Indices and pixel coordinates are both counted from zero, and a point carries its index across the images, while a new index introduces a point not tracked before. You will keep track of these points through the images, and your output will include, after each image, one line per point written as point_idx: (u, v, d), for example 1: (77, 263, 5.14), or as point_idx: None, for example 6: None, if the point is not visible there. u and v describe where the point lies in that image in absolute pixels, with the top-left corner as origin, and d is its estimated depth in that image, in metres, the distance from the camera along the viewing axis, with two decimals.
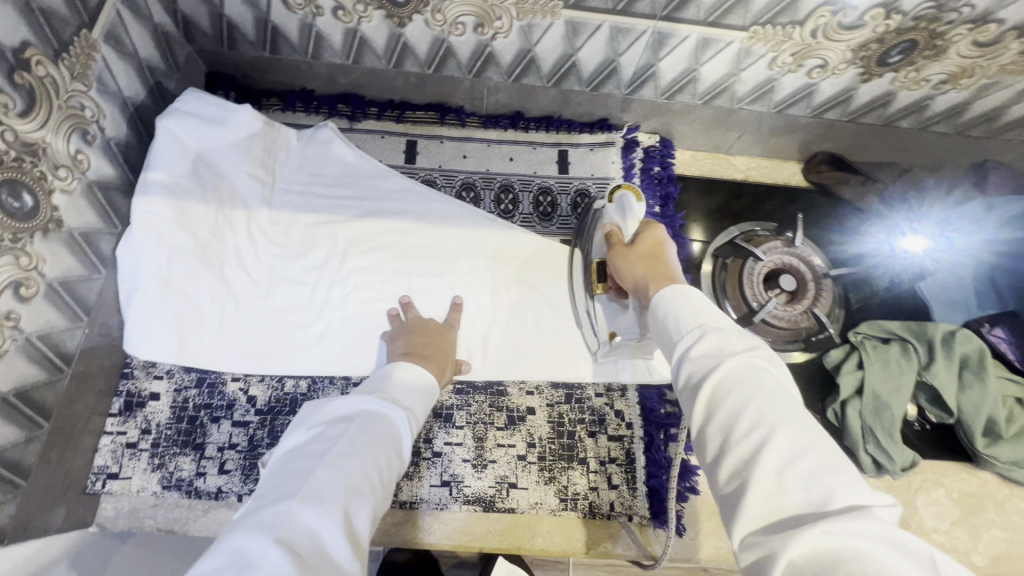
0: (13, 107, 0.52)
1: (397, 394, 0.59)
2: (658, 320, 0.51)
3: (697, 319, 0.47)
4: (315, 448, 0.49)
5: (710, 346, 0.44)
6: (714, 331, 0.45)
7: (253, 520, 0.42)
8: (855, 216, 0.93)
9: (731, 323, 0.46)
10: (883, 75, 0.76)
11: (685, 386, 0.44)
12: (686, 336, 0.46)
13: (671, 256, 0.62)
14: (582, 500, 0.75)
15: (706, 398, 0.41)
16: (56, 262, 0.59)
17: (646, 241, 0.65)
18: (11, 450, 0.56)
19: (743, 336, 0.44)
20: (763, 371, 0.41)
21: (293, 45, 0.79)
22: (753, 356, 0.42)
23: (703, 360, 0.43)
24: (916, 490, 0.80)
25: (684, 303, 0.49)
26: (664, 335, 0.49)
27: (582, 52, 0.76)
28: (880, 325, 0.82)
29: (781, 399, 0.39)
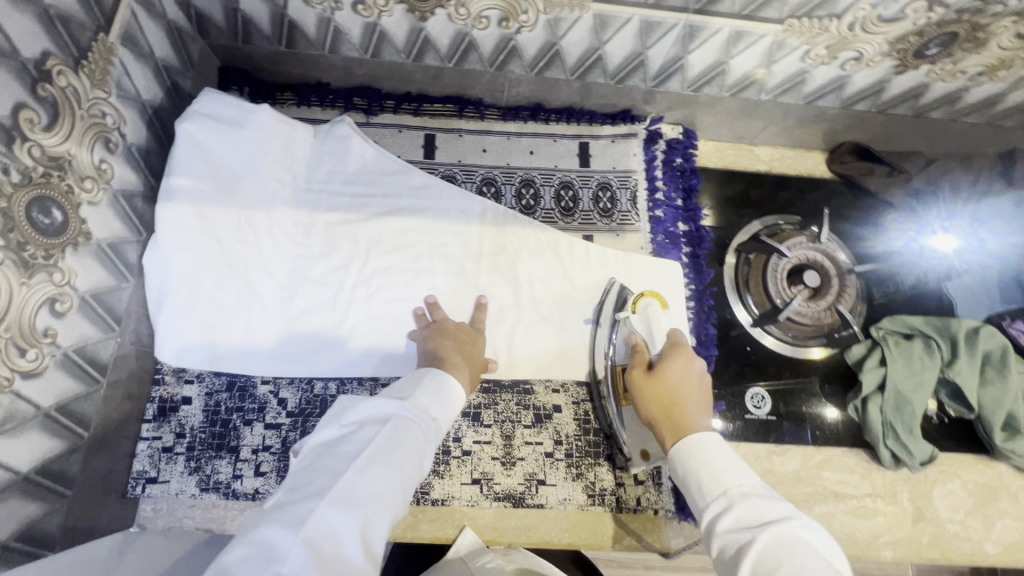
0: (38, 121, 0.51)
1: (429, 403, 0.58)
2: (682, 476, 0.57)
3: (719, 481, 0.53)
4: (348, 448, 0.48)
5: (741, 512, 0.50)
6: (740, 500, 0.51)
7: (284, 511, 0.42)
8: (886, 215, 0.91)
9: (750, 483, 0.53)
10: (919, 67, 0.74)
11: (727, 550, 0.48)
12: (715, 503, 0.52)
13: (696, 395, 0.65)
14: (609, 494, 0.77)
15: (751, 569, 0.45)
16: (87, 276, 0.59)
17: (673, 370, 0.68)
18: (56, 462, 0.57)
19: (771, 503, 0.49)
20: (802, 547, 0.45)
21: (310, 39, 0.77)
22: (787, 526, 0.46)
23: (736, 533, 0.48)
24: (933, 481, 0.82)
25: (698, 459, 0.56)
26: (691, 497, 0.55)
27: (609, 45, 0.74)
28: (903, 320, 0.83)
29: (826, 572, 0.42)
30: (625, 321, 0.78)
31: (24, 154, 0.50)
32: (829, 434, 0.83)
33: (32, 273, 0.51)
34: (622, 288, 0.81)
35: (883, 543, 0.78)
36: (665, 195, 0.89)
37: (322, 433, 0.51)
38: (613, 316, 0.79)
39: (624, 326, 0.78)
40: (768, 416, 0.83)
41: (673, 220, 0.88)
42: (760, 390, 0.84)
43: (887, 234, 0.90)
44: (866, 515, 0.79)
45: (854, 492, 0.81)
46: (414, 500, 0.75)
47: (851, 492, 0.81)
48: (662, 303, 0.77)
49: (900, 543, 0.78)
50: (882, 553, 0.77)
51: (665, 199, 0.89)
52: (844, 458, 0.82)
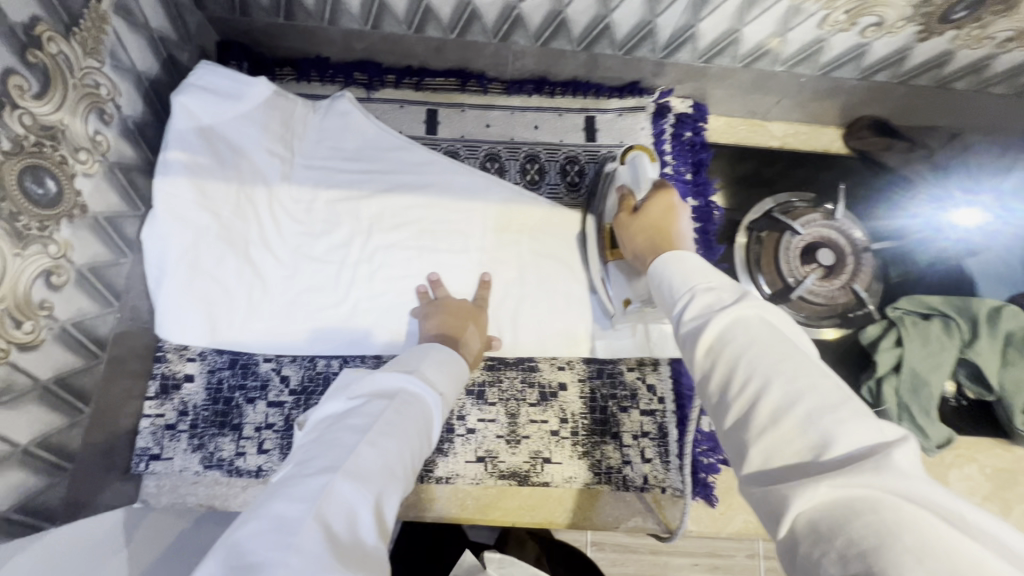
0: (28, 88, 0.49)
1: (434, 376, 0.57)
2: (657, 286, 0.50)
3: (689, 282, 0.46)
4: (357, 421, 0.47)
5: (703, 304, 0.43)
6: (707, 291, 0.44)
7: (295, 487, 0.40)
8: (905, 188, 0.87)
9: (723, 281, 0.45)
10: (944, 32, 0.71)
11: (686, 335, 0.42)
12: (683, 296, 0.45)
13: (683, 222, 0.61)
14: (616, 473, 0.75)
15: (703, 350, 0.40)
16: (83, 249, 0.58)
17: (656, 205, 0.62)
18: (55, 435, 0.57)
19: (735, 290, 0.43)
20: (756, 321, 0.39)
21: (309, 10, 0.75)
22: (746, 308, 0.40)
23: (696, 319, 0.42)
24: (949, 465, 0.79)
25: (675, 270, 0.49)
26: (664, 298, 0.48)
27: (616, 12, 0.72)
28: (920, 299, 0.80)
29: (777, 341, 0.37)
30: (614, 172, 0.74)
31: (14, 122, 0.49)
32: None
33: (26, 244, 0.51)
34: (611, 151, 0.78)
35: None
36: (674, 169, 0.87)
37: (329, 408, 0.50)
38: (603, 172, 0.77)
39: (614, 176, 0.74)
40: None
41: (683, 195, 0.86)
42: None
43: (907, 209, 0.86)
44: None
45: None
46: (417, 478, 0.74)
47: None
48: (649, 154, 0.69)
49: None
50: None
51: (673, 174, 0.87)
52: None
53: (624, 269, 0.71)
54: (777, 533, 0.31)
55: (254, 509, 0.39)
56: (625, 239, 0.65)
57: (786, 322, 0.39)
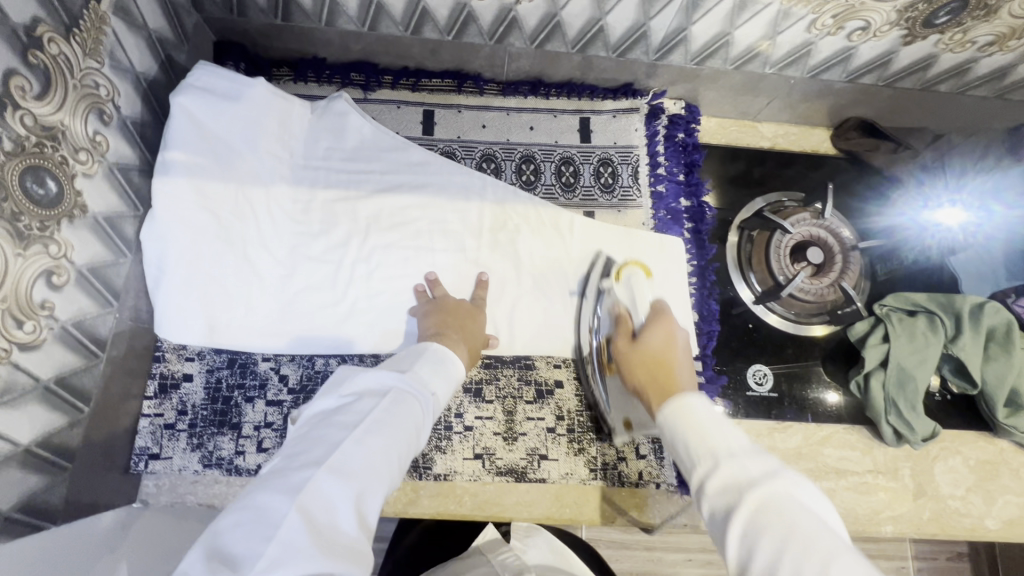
0: (30, 89, 0.50)
1: (429, 377, 0.58)
2: (669, 440, 0.56)
3: (705, 441, 0.52)
4: (346, 419, 0.48)
5: (727, 476, 0.49)
6: (726, 460, 0.50)
7: (279, 480, 0.43)
8: (888, 190, 0.90)
9: (738, 442, 0.52)
10: (927, 37, 0.73)
11: (715, 512, 0.48)
12: (701, 462, 0.51)
13: (680, 356, 0.67)
14: (611, 469, 0.77)
15: (738, 539, 0.45)
16: (84, 249, 0.58)
17: (656, 336, 0.68)
18: (56, 435, 0.57)
19: (758, 459, 0.49)
20: (790, 500, 0.45)
21: (306, 11, 0.76)
22: (774, 484, 0.46)
23: (724, 493, 0.48)
24: (934, 458, 0.81)
25: (690, 422, 0.54)
26: (679, 457, 0.54)
27: (610, 16, 0.73)
28: (907, 297, 0.82)
29: (816, 535, 0.42)
30: (609, 291, 0.79)
31: (16, 122, 0.49)
32: (832, 411, 0.83)
33: (28, 244, 0.51)
34: (609, 260, 0.82)
35: (883, 518, 0.78)
36: (667, 170, 0.88)
37: (320, 405, 0.51)
38: (598, 287, 0.81)
39: (609, 296, 0.79)
40: (770, 393, 0.83)
41: (676, 196, 0.88)
42: (762, 367, 0.84)
43: (889, 210, 0.89)
44: (867, 491, 0.79)
45: (856, 469, 0.81)
46: (416, 475, 0.75)
47: (853, 469, 0.80)
48: (645, 271, 0.79)
49: (900, 519, 0.78)
50: (883, 528, 0.77)
51: (666, 174, 0.88)
52: (846, 435, 0.82)
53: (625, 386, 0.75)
54: None
55: (239, 499, 0.42)
56: (623, 363, 0.69)
57: (821, 508, 0.45)
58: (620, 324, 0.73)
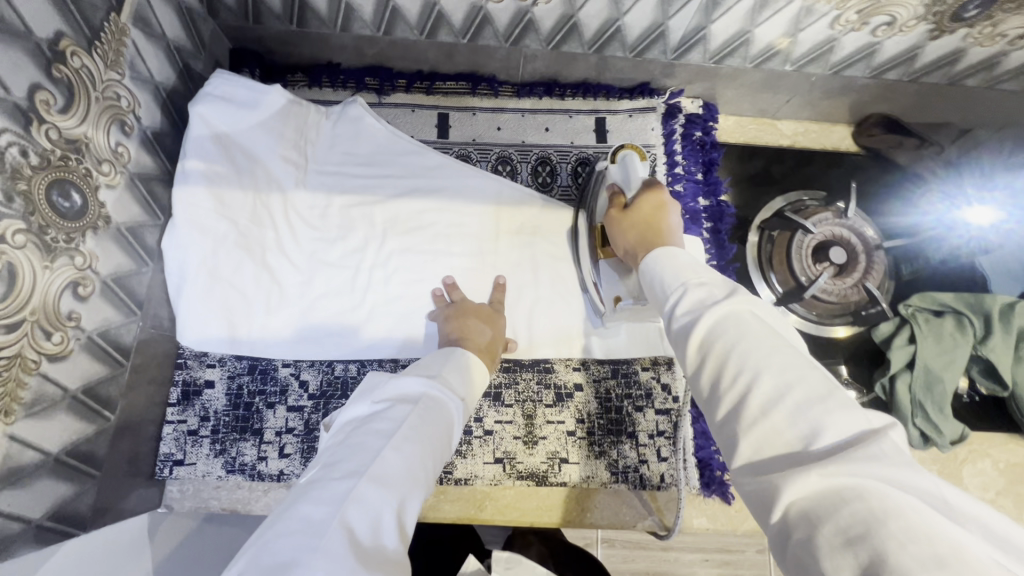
0: (54, 103, 0.50)
1: (457, 384, 0.59)
2: (647, 281, 0.52)
3: (681, 277, 0.47)
4: (381, 425, 0.48)
5: (695, 300, 0.44)
6: (698, 287, 0.45)
7: (321, 490, 0.42)
8: (911, 186, 0.87)
9: (713, 277, 0.47)
10: (956, 31, 0.71)
11: (678, 335, 0.44)
12: (673, 292, 0.47)
13: (672, 218, 0.63)
14: (632, 472, 0.76)
15: (695, 346, 0.41)
16: (108, 260, 0.59)
17: (646, 200, 0.65)
18: (84, 443, 0.58)
19: (727, 285, 0.44)
20: (747, 314, 0.42)
21: (321, 18, 0.76)
22: (733, 303, 0.42)
23: (688, 315, 0.44)
24: (962, 460, 0.80)
25: (666, 263, 0.50)
26: (653, 295, 0.50)
27: (628, 16, 0.72)
28: (933, 296, 0.80)
29: (766, 338, 0.39)
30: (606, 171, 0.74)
31: (41, 136, 0.49)
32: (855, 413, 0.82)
33: (54, 257, 0.51)
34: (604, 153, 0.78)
35: None
36: (684, 169, 0.87)
37: (353, 411, 0.51)
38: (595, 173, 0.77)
39: (606, 177, 0.74)
40: None
41: (694, 195, 0.87)
42: None
43: (914, 207, 0.86)
44: None
45: None
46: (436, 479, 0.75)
47: None
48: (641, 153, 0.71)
49: None
50: None
51: (684, 173, 0.87)
52: None
53: (616, 266, 0.72)
54: (770, 523, 0.33)
55: (280, 511, 0.41)
56: (615, 233, 0.66)
57: (773, 320, 0.42)
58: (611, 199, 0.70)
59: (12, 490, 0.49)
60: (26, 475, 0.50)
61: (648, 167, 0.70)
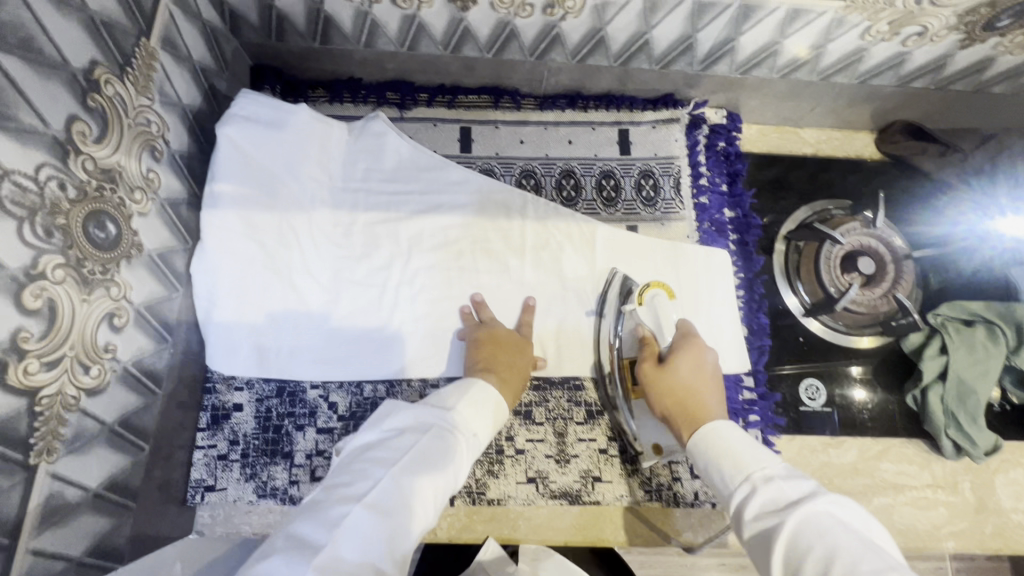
0: (89, 133, 0.49)
1: (471, 417, 0.59)
2: (707, 464, 0.56)
3: (742, 468, 0.53)
4: (383, 454, 0.50)
5: (767, 499, 0.49)
6: (765, 482, 0.50)
7: (322, 511, 0.45)
8: (937, 196, 0.88)
9: (773, 465, 0.52)
10: (987, 40, 0.71)
11: (755, 538, 0.48)
12: (741, 485, 0.51)
13: (710, 386, 0.65)
14: (666, 489, 0.76)
15: (782, 553, 0.45)
16: (141, 288, 0.58)
17: (685, 364, 0.67)
18: (121, 475, 0.57)
19: (795, 483, 0.49)
20: (830, 517, 0.45)
21: (345, 34, 0.75)
22: (813, 503, 0.46)
23: (762, 519, 0.48)
24: (995, 470, 0.79)
25: (723, 449, 0.56)
26: (715, 483, 0.55)
27: (656, 29, 0.72)
28: (963, 306, 0.79)
29: (863, 552, 0.41)
30: (632, 313, 0.76)
31: (77, 168, 0.48)
32: (886, 423, 0.81)
33: (91, 289, 0.50)
34: (627, 278, 0.79)
35: (944, 534, 0.77)
36: (709, 180, 0.86)
37: (363, 437, 0.54)
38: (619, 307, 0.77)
39: (630, 318, 0.76)
40: (824, 408, 0.81)
41: (719, 207, 0.86)
42: (814, 381, 0.82)
43: (940, 218, 0.86)
44: (926, 506, 0.78)
45: (914, 483, 0.79)
46: (469, 500, 0.74)
47: (910, 483, 0.79)
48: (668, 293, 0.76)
49: (961, 534, 0.77)
50: (944, 544, 0.76)
51: (709, 185, 0.86)
52: (903, 448, 0.80)
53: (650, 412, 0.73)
54: None
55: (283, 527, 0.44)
56: (652, 390, 0.67)
57: (861, 525, 0.45)
58: (645, 349, 0.71)
59: (55, 528, 0.48)
60: (68, 512, 0.50)
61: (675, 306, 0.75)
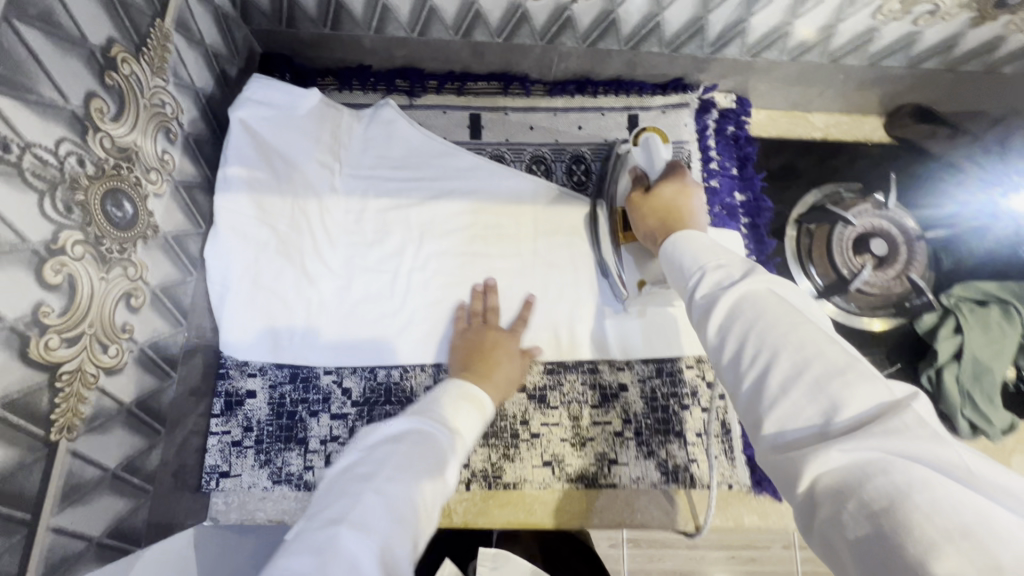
0: (106, 111, 0.49)
1: (449, 416, 0.56)
2: (667, 260, 0.53)
3: (701, 260, 0.49)
4: (362, 469, 0.46)
5: (714, 281, 0.46)
6: (719, 269, 0.46)
7: (303, 545, 0.39)
8: (948, 177, 0.88)
9: (734, 258, 0.48)
10: (997, 18, 0.71)
11: (699, 313, 0.45)
12: (699, 270, 0.48)
13: (692, 207, 0.65)
14: (683, 471, 0.75)
15: (715, 327, 0.42)
16: (157, 269, 0.58)
17: (667, 188, 0.66)
18: (137, 457, 0.57)
19: (742, 266, 0.46)
20: (767, 294, 0.42)
21: (356, 19, 0.75)
22: (752, 282, 0.43)
23: (707, 300, 0.45)
24: (1010, 451, 0.79)
25: (691, 245, 0.51)
26: (676, 277, 0.51)
27: (668, 10, 0.72)
28: (975, 286, 0.79)
29: (789, 315, 0.40)
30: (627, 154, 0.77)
31: (96, 144, 0.48)
32: None
33: (109, 267, 0.50)
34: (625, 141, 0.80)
35: None
36: (719, 164, 0.86)
37: (338, 462, 0.48)
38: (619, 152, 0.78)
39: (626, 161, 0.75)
40: None
41: (729, 191, 0.85)
42: None
43: (949, 199, 0.86)
44: None
45: None
46: (485, 484, 0.74)
47: None
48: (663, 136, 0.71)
49: None
50: None
51: (719, 169, 0.86)
52: None
53: (636, 251, 0.74)
54: (796, 492, 0.34)
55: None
56: (636, 219, 0.68)
57: (790, 295, 0.43)
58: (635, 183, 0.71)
59: (75, 507, 0.48)
60: (88, 490, 0.49)
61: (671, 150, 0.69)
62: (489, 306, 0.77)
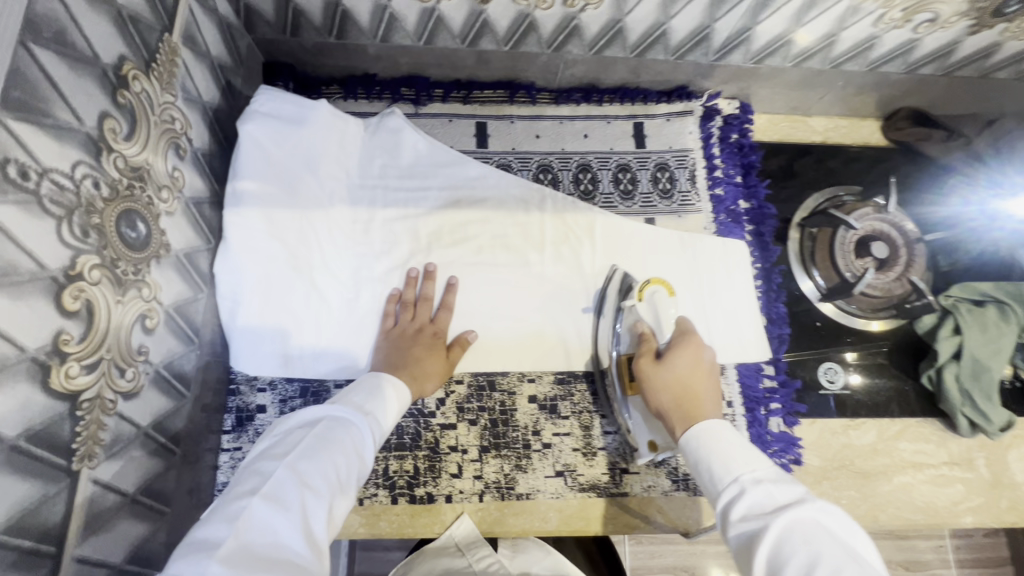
0: (119, 130, 0.48)
1: (363, 401, 0.61)
2: (695, 464, 0.58)
3: (731, 471, 0.54)
4: (277, 450, 0.51)
5: (753, 502, 0.51)
6: (754, 486, 0.52)
7: (221, 512, 0.45)
8: (945, 179, 0.89)
9: (765, 471, 0.53)
10: (994, 26, 0.73)
11: (745, 541, 0.49)
12: (730, 488, 0.53)
13: (704, 383, 0.66)
14: (693, 479, 0.76)
15: (766, 556, 0.46)
16: (169, 289, 0.57)
17: (680, 361, 0.67)
18: (155, 480, 0.56)
19: (785, 488, 0.51)
20: (817, 524, 0.47)
21: (362, 28, 0.74)
22: (799, 510, 0.48)
23: (750, 518, 0.50)
24: (1007, 446, 0.81)
25: (716, 447, 0.57)
26: (705, 483, 0.56)
27: (675, 19, 0.73)
28: (974, 287, 0.81)
29: (842, 553, 0.44)
30: (630, 310, 0.77)
31: (111, 166, 0.47)
32: (901, 403, 0.83)
33: (124, 290, 0.49)
34: (626, 275, 0.79)
35: (963, 509, 0.77)
36: (723, 172, 0.87)
37: (257, 446, 0.54)
38: (618, 305, 0.77)
39: (629, 313, 0.76)
40: (843, 390, 0.82)
41: (734, 199, 0.86)
42: (832, 364, 0.83)
43: (943, 202, 0.88)
44: (945, 484, 0.79)
45: (932, 462, 0.80)
46: (499, 495, 0.74)
47: (928, 461, 0.80)
48: (668, 290, 0.78)
49: (979, 509, 0.78)
50: (963, 519, 0.77)
51: (723, 176, 0.87)
52: (920, 428, 0.82)
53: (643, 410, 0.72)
54: None
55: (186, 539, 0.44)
56: (647, 386, 0.67)
57: (846, 535, 0.46)
58: (642, 343, 0.71)
59: (97, 534, 0.47)
60: (109, 517, 0.49)
61: (673, 304, 0.77)
62: (422, 294, 0.76)
